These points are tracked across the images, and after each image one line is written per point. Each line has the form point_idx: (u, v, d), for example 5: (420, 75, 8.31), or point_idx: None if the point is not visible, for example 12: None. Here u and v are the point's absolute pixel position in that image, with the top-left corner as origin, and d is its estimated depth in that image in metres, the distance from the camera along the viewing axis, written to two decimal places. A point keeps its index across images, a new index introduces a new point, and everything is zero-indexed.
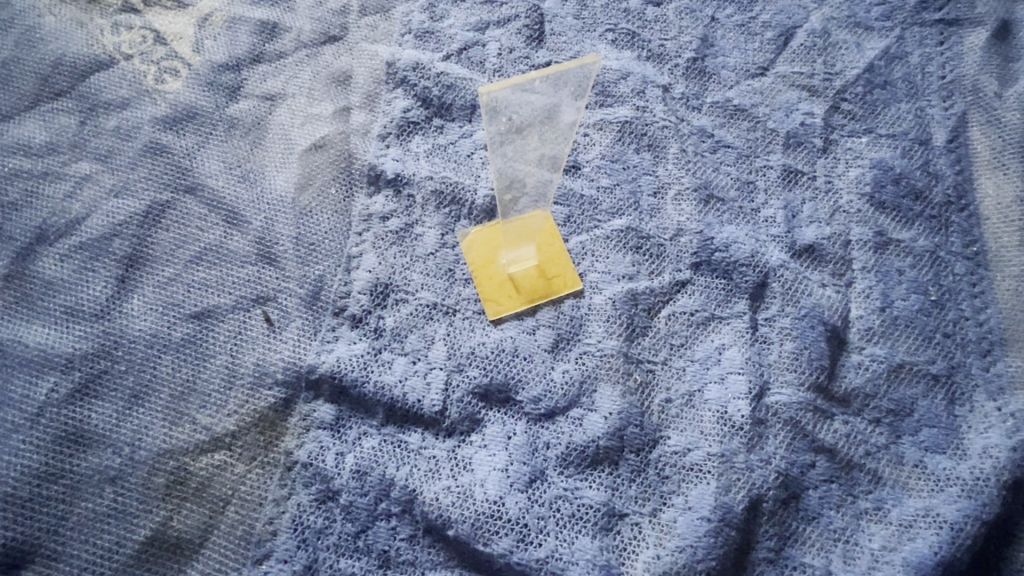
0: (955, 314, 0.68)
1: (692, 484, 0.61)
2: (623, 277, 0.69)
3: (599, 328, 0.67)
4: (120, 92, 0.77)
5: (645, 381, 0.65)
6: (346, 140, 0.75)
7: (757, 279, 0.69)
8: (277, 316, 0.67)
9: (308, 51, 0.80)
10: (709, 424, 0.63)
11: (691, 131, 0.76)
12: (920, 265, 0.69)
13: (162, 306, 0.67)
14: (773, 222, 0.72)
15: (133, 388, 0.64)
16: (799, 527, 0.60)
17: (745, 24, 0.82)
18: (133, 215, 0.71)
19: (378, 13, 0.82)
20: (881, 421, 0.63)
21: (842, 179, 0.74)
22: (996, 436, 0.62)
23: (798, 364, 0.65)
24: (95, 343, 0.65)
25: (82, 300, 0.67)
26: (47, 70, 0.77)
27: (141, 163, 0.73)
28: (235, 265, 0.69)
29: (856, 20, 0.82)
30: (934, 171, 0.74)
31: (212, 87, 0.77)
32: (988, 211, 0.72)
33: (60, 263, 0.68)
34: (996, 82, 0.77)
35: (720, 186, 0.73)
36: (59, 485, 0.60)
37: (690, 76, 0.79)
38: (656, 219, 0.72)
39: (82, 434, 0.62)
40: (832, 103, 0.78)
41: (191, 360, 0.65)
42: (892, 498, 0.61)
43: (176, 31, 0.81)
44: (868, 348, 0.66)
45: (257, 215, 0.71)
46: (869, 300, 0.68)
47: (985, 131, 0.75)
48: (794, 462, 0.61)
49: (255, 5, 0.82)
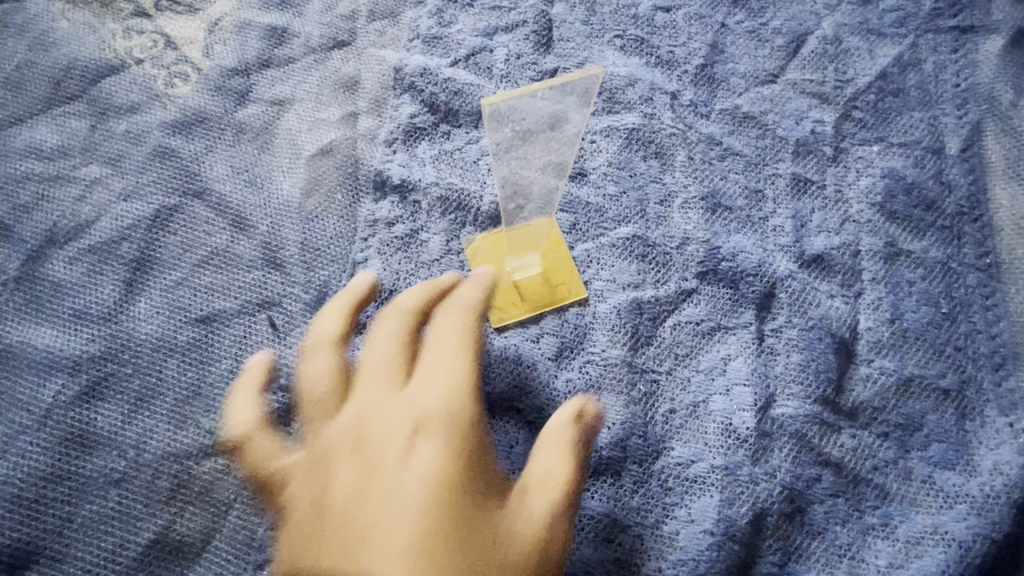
0: (967, 327, 0.66)
1: (696, 496, 0.61)
2: (629, 285, 0.69)
3: (603, 336, 0.67)
4: (130, 96, 0.77)
5: (649, 391, 0.65)
6: (353, 145, 0.75)
7: (764, 288, 0.68)
8: (282, 321, 0.67)
9: (317, 56, 0.80)
10: (712, 435, 0.63)
11: (698, 139, 0.75)
12: (932, 277, 0.68)
13: (168, 310, 0.67)
14: (781, 231, 0.71)
15: (138, 392, 0.64)
16: (804, 542, 0.59)
17: (755, 30, 0.81)
18: (142, 218, 0.71)
19: (386, 19, 0.82)
20: (890, 435, 0.63)
21: (852, 189, 0.73)
22: (1007, 452, 0.61)
23: (805, 375, 0.64)
24: (101, 346, 0.66)
25: (90, 304, 0.67)
26: (59, 74, 0.78)
27: (149, 167, 0.74)
28: (241, 270, 0.69)
29: (869, 25, 0.81)
30: (947, 180, 0.73)
31: (221, 92, 0.78)
32: (1002, 221, 0.71)
33: (70, 266, 0.69)
34: (1012, 92, 0.76)
35: (727, 195, 0.73)
36: (65, 487, 0.60)
37: (699, 83, 0.78)
38: (663, 227, 0.71)
39: (88, 436, 0.62)
40: (843, 110, 0.77)
41: (196, 364, 0.65)
42: (900, 514, 0.60)
43: (187, 35, 0.81)
44: (877, 360, 0.65)
45: (264, 219, 0.72)
46: (878, 311, 0.67)
47: (1000, 141, 0.74)
48: (799, 475, 0.61)
49: (265, 9, 0.82)
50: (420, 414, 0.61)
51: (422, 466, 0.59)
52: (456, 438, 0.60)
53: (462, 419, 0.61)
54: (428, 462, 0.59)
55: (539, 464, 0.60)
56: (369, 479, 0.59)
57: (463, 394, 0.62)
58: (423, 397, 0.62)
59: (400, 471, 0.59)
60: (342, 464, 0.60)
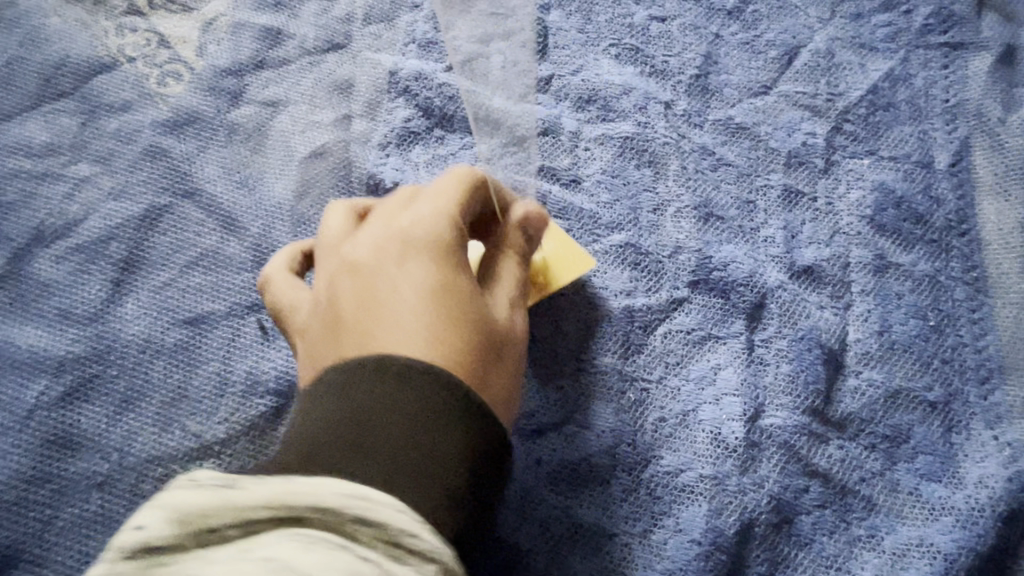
0: (954, 340, 0.67)
1: (684, 506, 0.61)
2: (621, 292, 0.69)
3: (594, 343, 0.67)
4: (122, 94, 0.77)
5: (639, 399, 0.65)
6: (346, 147, 0.75)
7: (755, 299, 0.68)
8: (272, 325, 0.67)
9: (312, 59, 0.79)
10: (701, 445, 0.63)
11: (691, 148, 0.76)
12: (920, 290, 0.69)
13: (156, 311, 0.67)
14: (772, 242, 0.71)
15: (124, 394, 0.63)
16: (792, 553, 0.59)
17: (749, 42, 0.81)
18: (131, 217, 0.70)
19: (382, 22, 0.81)
20: (877, 447, 0.63)
21: (843, 201, 0.73)
22: (992, 465, 0.62)
23: (794, 386, 0.65)
24: (87, 346, 0.65)
25: (76, 303, 0.67)
26: (50, 70, 0.77)
27: (139, 167, 0.73)
28: (231, 272, 0.69)
29: (862, 40, 0.81)
30: (937, 195, 0.73)
31: (214, 92, 0.77)
32: (990, 236, 0.72)
33: (56, 265, 0.68)
34: (1000, 109, 0.77)
35: (720, 205, 0.73)
36: (46, 490, 0.60)
37: (693, 93, 0.79)
38: (656, 235, 0.72)
39: (71, 438, 0.61)
40: (834, 123, 0.77)
41: (183, 366, 0.65)
42: (886, 526, 0.60)
43: (181, 34, 0.80)
44: (865, 372, 0.66)
45: (255, 221, 0.71)
46: (867, 323, 0.68)
47: (987, 156, 0.75)
48: (787, 486, 0.61)
49: (260, 10, 0.82)
50: (410, 236, 0.54)
51: (415, 282, 0.52)
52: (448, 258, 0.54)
53: (451, 234, 0.55)
54: (423, 274, 0.52)
55: (507, 271, 0.60)
56: (365, 301, 0.52)
57: (453, 219, 0.56)
58: (414, 222, 0.55)
59: (391, 282, 0.52)
60: (341, 284, 0.54)
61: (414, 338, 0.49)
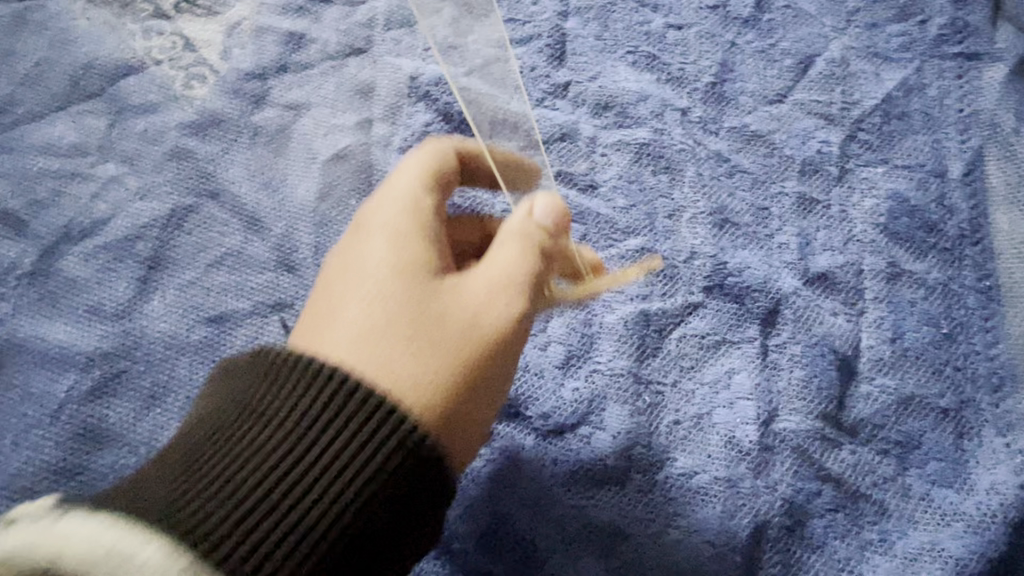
0: (966, 348, 0.68)
1: (697, 508, 0.62)
2: (636, 297, 0.70)
3: (610, 346, 0.68)
4: (148, 96, 0.78)
5: (654, 402, 0.66)
6: (367, 150, 0.77)
7: (769, 304, 0.69)
8: (295, 323, 0.68)
9: (334, 63, 0.81)
10: (715, 448, 0.64)
11: (707, 155, 0.77)
12: (933, 297, 0.70)
13: (182, 308, 0.68)
14: (786, 248, 0.72)
15: (150, 389, 0.65)
16: (804, 556, 0.60)
17: (765, 50, 0.82)
18: (157, 216, 0.72)
19: (403, 28, 0.83)
20: (889, 452, 0.64)
21: (856, 209, 0.74)
22: (1004, 472, 0.63)
23: (807, 392, 0.65)
24: (114, 342, 0.66)
25: (104, 300, 0.68)
26: (78, 72, 0.79)
27: (165, 167, 0.74)
28: (255, 270, 0.70)
29: (877, 49, 0.82)
30: (950, 203, 0.74)
31: (238, 95, 0.79)
32: (1002, 245, 0.73)
33: (84, 263, 0.70)
34: (1013, 119, 0.78)
35: (734, 211, 0.74)
36: (75, 482, 0.61)
37: (709, 100, 0.80)
38: (671, 241, 0.73)
39: (100, 432, 0.63)
40: (848, 131, 0.78)
41: (208, 363, 0.66)
42: (898, 531, 0.61)
43: (206, 38, 0.82)
44: (878, 378, 0.66)
45: (278, 222, 0.72)
46: (880, 330, 0.68)
47: (1000, 166, 0.76)
48: (800, 489, 0.62)
49: (283, 14, 0.83)
50: (369, 223, 0.56)
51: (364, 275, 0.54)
52: (394, 247, 0.54)
53: (401, 222, 0.55)
54: (368, 267, 0.54)
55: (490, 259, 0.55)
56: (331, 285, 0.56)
57: (408, 204, 0.56)
58: (376, 206, 0.57)
59: (345, 272, 0.55)
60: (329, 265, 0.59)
61: (349, 333, 0.52)
